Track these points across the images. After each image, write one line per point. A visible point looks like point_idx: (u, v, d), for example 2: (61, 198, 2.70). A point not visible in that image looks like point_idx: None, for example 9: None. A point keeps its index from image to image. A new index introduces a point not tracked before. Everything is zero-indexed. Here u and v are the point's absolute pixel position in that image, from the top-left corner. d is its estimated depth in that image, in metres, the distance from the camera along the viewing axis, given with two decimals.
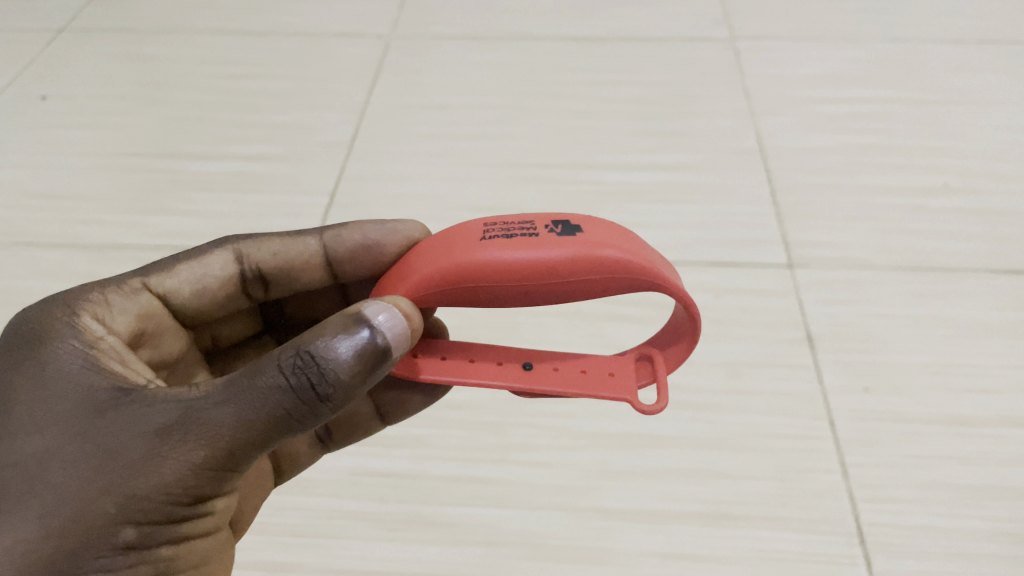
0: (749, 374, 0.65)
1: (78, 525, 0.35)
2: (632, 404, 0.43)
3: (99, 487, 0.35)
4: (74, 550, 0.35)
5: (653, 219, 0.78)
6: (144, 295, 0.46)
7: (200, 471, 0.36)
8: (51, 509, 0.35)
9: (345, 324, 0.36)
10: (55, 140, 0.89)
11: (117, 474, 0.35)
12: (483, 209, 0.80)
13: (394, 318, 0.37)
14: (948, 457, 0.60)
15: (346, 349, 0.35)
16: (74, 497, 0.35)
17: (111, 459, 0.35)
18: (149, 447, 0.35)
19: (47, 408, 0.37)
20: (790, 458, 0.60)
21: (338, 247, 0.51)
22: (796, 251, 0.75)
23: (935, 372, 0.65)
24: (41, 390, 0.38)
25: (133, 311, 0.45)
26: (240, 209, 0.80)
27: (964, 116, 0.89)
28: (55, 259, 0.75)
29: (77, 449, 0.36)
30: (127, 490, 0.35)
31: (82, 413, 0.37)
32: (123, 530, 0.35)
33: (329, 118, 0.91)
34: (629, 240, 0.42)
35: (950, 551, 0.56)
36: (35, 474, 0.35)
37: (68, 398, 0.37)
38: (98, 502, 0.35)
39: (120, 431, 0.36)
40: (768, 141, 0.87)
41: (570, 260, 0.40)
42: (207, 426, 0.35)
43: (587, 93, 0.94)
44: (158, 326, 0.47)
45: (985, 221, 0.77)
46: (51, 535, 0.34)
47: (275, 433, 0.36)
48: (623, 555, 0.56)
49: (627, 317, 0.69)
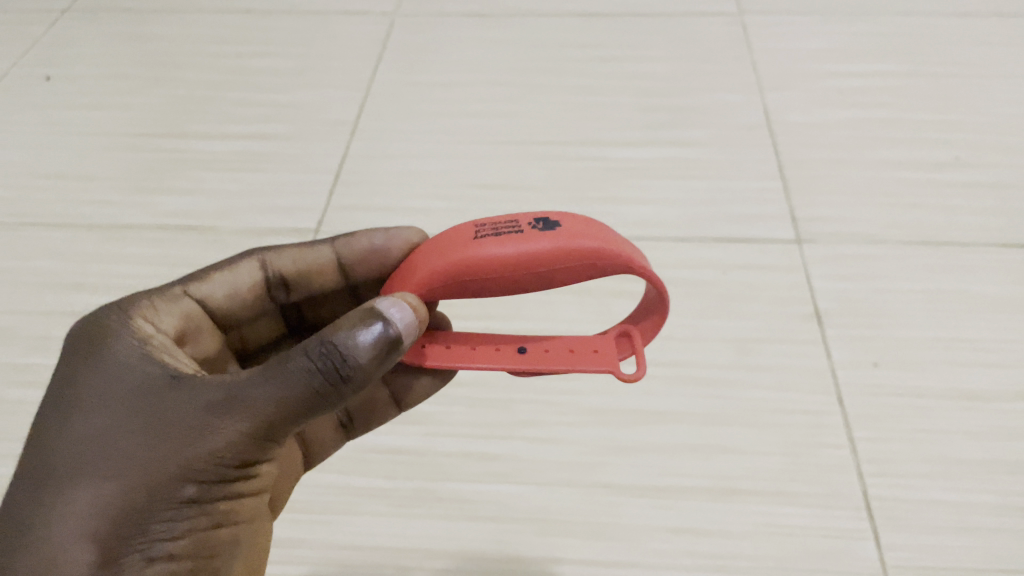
0: (756, 350, 0.65)
1: (126, 502, 0.35)
2: (616, 373, 0.43)
3: (144, 464, 0.35)
4: (139, 510, 0.35)
5: (660, 196, 0.78)
6: (186, 299, 0.47)
7: (247, 441, 0.36)
8: (100, 487, 0.35)
9: (361, 315, 0.37)
10: (60, 121, 0.89)
11: (161, 451, 0.35)
12: (488, 186, 0.79)
13: (405, 314, 0.38)
14: (957, 432, 0.59)
15: (364, 335, 0.36)
16: (120, 473, 0.35)
17: (157, 438, 0.36)
18: (199, 420, 0.36)
19: (98, 396, 0.38)
20: (799, 433, 0.60)
21: (355, 255, 0.50)
22: (805, 226, 0.74)
23: (946, 346, 0.65)
24: (98, 376, 0.38)
25: (176, 311, 0.46)
26: (246, 187, 0.80)
27: (975, 89, 0.89)
28: (62, 238, 0.75)
29: (131, 424, 0.36)
30: (171, 465, 0.35)
31: (130, 401, 0.37)
32: (182, 492, 0.36)
33: (334, 96, 0.91)
34: (607, 233, 0.42)
35: (958, 525, 0.55)
36: (97, 447, 0.36)
37: (120, 385, 0.38)
38: (143, 478, 0.35)
39: (164, 412, 0.36)
40: (776, 117, 0.86)
41: (547, 252, 0.40)
42: (250, 402, 0.36)
43: (595, 69, 0.94)
44: (199, 328, 0.47)
45: (996, 195, 0.76)
46: (104, 510, 0.35)
47: (305, 412, 0.36)
48: (632, 531, 0.56)
49: (635, 294, 0.69)
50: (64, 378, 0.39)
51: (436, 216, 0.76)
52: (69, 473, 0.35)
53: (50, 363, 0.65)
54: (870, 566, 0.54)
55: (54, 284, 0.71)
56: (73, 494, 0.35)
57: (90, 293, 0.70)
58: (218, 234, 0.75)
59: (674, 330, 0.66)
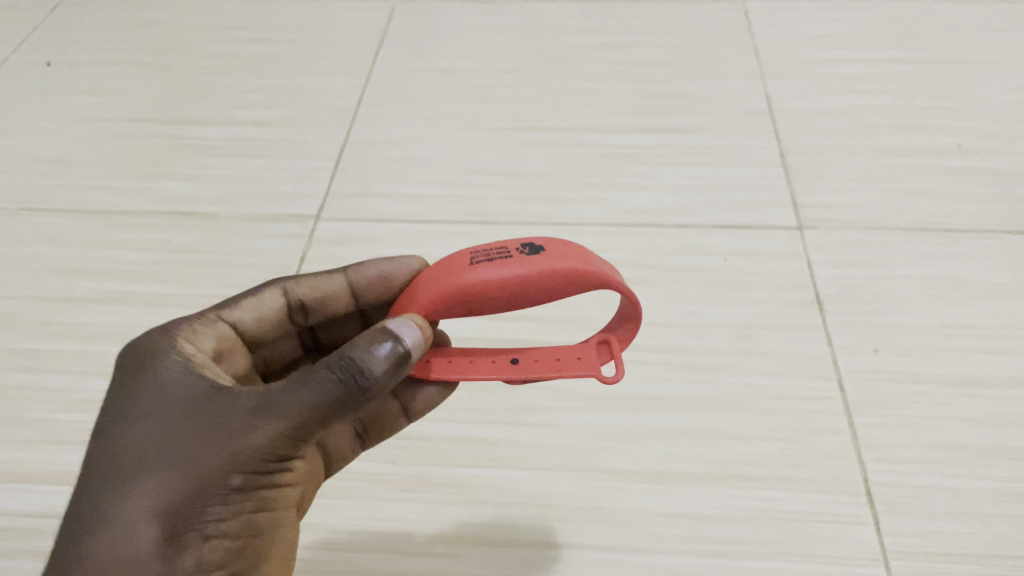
0: (756, 336, 0.65)
1: (177, 502, 0.37)
2: (597, 376, 0.44)
3: (191, 465, 0.37)
4: (192, 503, 0.37)
5: (661, 183, 0.77)
6: (220, 324, 0.47)
7: (283, 441, 0.38)
8: (153, 488, 0.37)
9: (374, 334, 0.39)
10: (60, 107, 0.88)
11: (206, 452, 0.37)
12: (489, 172, 0.79)
13: (416, 333, 0.40)
14: (958, 418, 0.59)
15: (380, 348, 0.38)
16: (170, 475, 0.37)
17: (201, 442, 0.38)
18: (240, 423, 0.38)
19: (147, 408, 0.40)
20: (799, 419, 0.60)
21: (367, 287, 0.50)
22: (806, 213, 0.74)
23: (946, 332, 0.64)
24: (146, 389, 0.40)
25: (213, 333, 0.46)
26: (247, 173, 0.80)
27: (978, 76, 0.88)
28: (61, 224, 0.75)
29: (180, 428, 0.38)
30: (214, 466, 0.37)
31: (177, 410, 0.39)
32: (227, 487, 0.37)
33: (334, 83, 0.90)
34: (586, 255, 0.43)
35: (959, 511, 0.55)
36: (150, 449, 0.38)
37: (166, 397, 0.40)
38: (192, 477, 0.37)
39: (207, 419, 0.38)
40: (778, 103, 0.86)
41: (526, 274, 0.42)
42: (282, 406, 0.37)
43: (596, 55, 0.93)
44: (232, 350, 0.47)
45: (998, 182, 0.76)
46: (157, 510, 0.36)
47: (331, 418, 0.38)
48: (631, 516, 0.55)
49: (635, 281, 0.69)
50: (116, 392, 0.41)
51: (436, 202, 0.76)
52: (128, 471, 0.37)
53: (50, 349, 0.65)
54: (869, 551, 0.53)
55: (54, 270, 0.71)
56: (132, 491, 0.37)
57: (89, 278, 0.70)
58: (218, 221, 0.75)
59: (675, 316, 0.66)
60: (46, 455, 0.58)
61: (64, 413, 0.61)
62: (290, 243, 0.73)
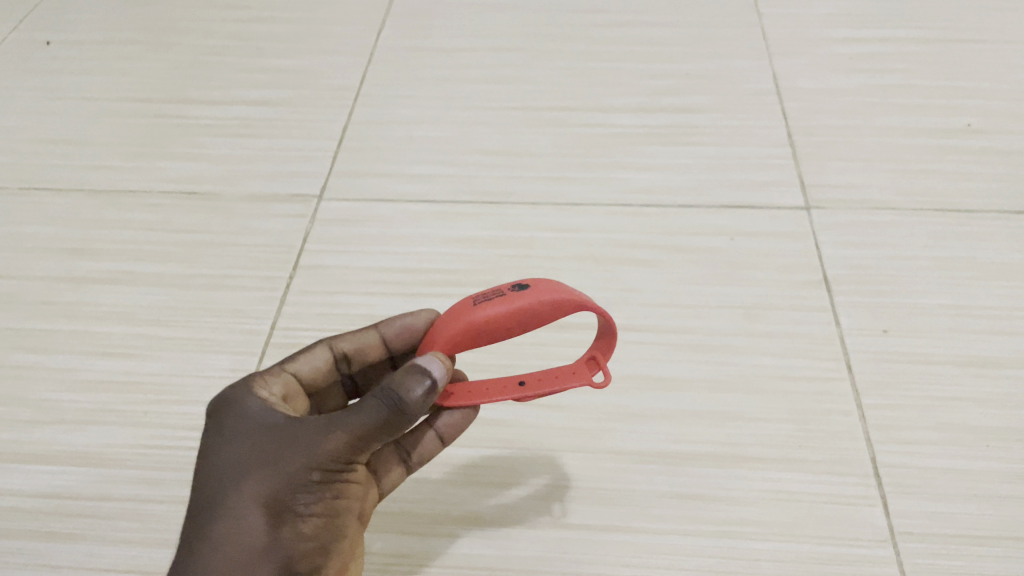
0: (763, 317, 0.64)
1: (264, 512, 0.41)
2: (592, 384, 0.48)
3: (272, 478, 0.41)
4: (284, 505, 0.41)
5: (666, 163, 0.77)
6: (285, 375, 0.48)
7: (352, 449, 0.41)
8: (242, 499, 0.41)
9: (410, 367, 0.43)
10: (60, 86, 0.88)
11: (284, 464, 0.41)
12: (493, 152, 0.78)
13: (442, 366, 0.44)
14: (967, 399, 0.59)
15: (418, 378, 0.42)
16: (255, 487, 0.41)
17: (278, 458, 0.41)
18: (313, 436, 0.41)
19: (229, 427, 0.43)
20: (807, 400, 0.59)
21: (400, 338, 0.51)
22: (813, 193, 0.73)
23: (956, 313, 0.64)
24: (225, 415, 0.44)
25: (280, 380, 0.47)
26: (248, 153, 0.79)
27: (987, 55, 0.87)
28: (62, 204, 0.75)
29: (262, 444, 0.42)
30: (292, 476, 0.41)
31: (256, 429, 0.43)
32: (310, 489, 0.41)
33: (337, 62, 0.90)
34: (569, 287, 0.47)
35: (968, 492, 0.54)
36: (239, 462, 0.42)
37: (244, 420, 0.43)
38: (274, 489, 0.41)
39: (283, 434, 0.42)
40: (785, 83, 0.85)
41: (516, 309, 0.45)
42: (347, 421, 0.41)
43: (601, 34, 0.92)
44: (294, 393, 0.48)
45: (1008, 162, 0.75)
46: (255, 514, 0.41)
47: (390, 435, 0.42)
48: (637, 497, 0.55)
49: (641, 261, 0.68)
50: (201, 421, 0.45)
51: (440, 183, 0.76)
52: (225, 484, 0.42)
53: (52, 329, 0.64)
54: (877, 532, 0.53)
55: (54, 249, 0.71)
56: (234, 499, 0.41)
57: (90, 259, 0.70)
58: (220, 201, 0.75)
59: (680, 296, 0.66)
60: (46, 435, 0.58)
61: (64, 393, 0.60)
62: (293, 223, 0.72)
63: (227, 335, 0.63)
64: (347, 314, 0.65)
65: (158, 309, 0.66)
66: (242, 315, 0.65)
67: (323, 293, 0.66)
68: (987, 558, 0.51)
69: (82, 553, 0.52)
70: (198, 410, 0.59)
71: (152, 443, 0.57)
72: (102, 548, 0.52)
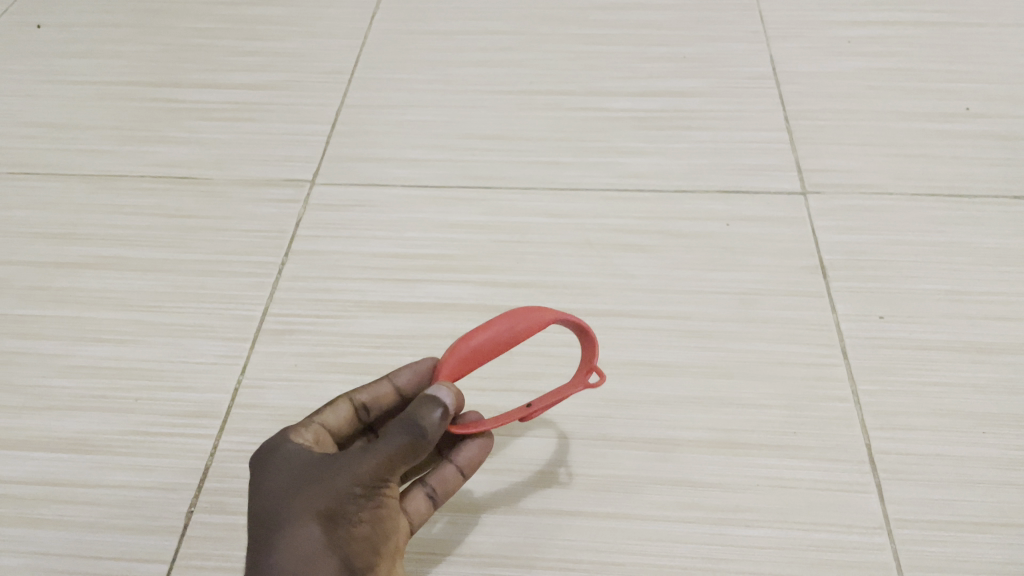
0: (759, 302, 0.64)
1: (314, 530, 0.43)
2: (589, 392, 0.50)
3: (318, 497, 0.44)
4: (331, 524, 0.43)
5: (663, 147, 0.76)
6: (314, 424, 0.49)
7: (384, 470, 0.44)
8: (296, 518, 0.43)
9: (423, 399, 0.45)
10: (51, 69, 0.87)
11: (330, 481, 0.44)
12: (488, 137, 0.78)
13: (451, 392, 0.45)
14: (964, 385, 0.58)
15: (435, 406, 0.44)
16: (303, 513, 0.43)
17: (319, 485, 0.44)
18: (349, 463, 0.44)
19: (273, 461, 0.46)
20: (802, 385, 0.59)
21: (411, 385, 0.51)
22: (810, 178, 0.73)
23: (953, 299, 0.63)
24: (266, 457, 0.47)
25: (307, 430, 0.48)
26: (241, 137, 0.78)
27: (988, 39, 0.86)
28: (52, 188, 0.74)
29: (304, 475, 0.45)
30: (339, 492, 0.44)
31: (300, 458, 0.46)
32: (353, 508, 0.44)
33: (331, 46, 0.89)
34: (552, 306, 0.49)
35: (964, 478, 0.54)
36: (287, 493, 0.44)
37: (285, 458, 0.46)
38: (325, 504, 0.43)
39: (323, 460, 0.45)
40: (782, 67, 0.84)
41: (508, 326, 0.48)
42: (377, 447, 0.44)
43: (598, 17, 0.92)
44: (321, 440, 0.48)
45: (1007, 146, 0.74)
46: (308, 536, 0.43)
47: (416, 457, 0.44)
48: (631, 483, 0.54)
49: (637, 247, 0.68)
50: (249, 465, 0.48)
51: (434, 167, 0.75)
52: (275, 513, 0.44)
53: (42, 314, 0.64)
54: (872, 519, 0.52)
55: (45, 234, 0.70)
56: (285, 526, 0.43)
57: (81, 243, 0.69)
58: (212, 185, 0.74)
59: (676, 282, 0.65)
60: (36, 421, 0.57)
61: (54, 379, 0.60)
62: (285, 208, 0.72)
63: (219, 321, 0.63)
64: (340, 300, 0.64)
65: (149, 294, 0.65)
66: (234, 300, 0.64)
67: (315, 279, 0.66)
68: (982, 545, 0.51)
69: (72, 540, 0.51)
70: (189, 396, 0.58)
71: (143, 429, 0.56)
72: (93, 535, 0.52)
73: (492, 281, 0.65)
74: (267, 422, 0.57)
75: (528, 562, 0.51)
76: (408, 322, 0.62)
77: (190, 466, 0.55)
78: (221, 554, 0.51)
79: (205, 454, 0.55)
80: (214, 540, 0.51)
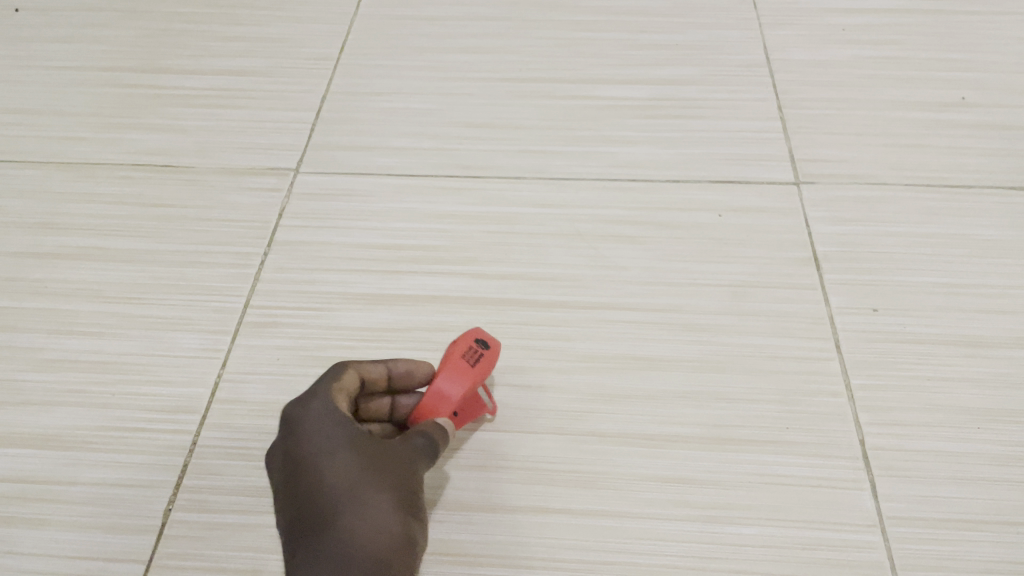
0: (752, 295, 0.62)
1: (398, 508, 0.44)
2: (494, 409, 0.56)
3: (395, 481, 0.45)
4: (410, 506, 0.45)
5: (654, 136, 0.75)
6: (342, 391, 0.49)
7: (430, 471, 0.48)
8: (377, 496, 0.44)
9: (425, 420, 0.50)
10: (30, 54, 0.85)
11: (400, 470, 0.46)
12: (476, 125, 0.76)
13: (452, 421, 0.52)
14: (960, 379, 0.57)
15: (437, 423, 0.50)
16: (387, 492, 0.44)
17: (393, 471, 0.46)
18: (408, 459, 0.47)
19: (316, 446, 0.46)
20: (795, 380, 0.58)
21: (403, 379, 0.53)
22: (804, 168, 0.72)
23: (948, 292, 0.62)
24: (320, 435, 0.46)
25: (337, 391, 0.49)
26: (223, 125, 0.77)
27: (984, 28, 0.85)
28: (29, 176, 0.72)
29: (375, 459, 0.46)
30: (408, 482, 0.46)
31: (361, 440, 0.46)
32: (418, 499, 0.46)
33: (316, 32, 0.87)
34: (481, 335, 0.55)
35: (959, 475, 0.53)
36: (365, 472, 0.45)
37: (345, 437, 0.46)
38: (398, 490, 0.45)
39: (383, 450, 0.46)
40: (776, 54, 0.83)
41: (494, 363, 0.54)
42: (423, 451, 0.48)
43: (590, 4, 0.90)
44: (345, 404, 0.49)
45: (1004, 136, 0.73)
46: (393, 513, 0.44)
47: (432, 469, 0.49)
48: (620, 480, 0.53)
49: (628, 238, 0.67)
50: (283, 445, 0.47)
51: (421, 156, 0.73)
52: (360, 488, 0.44)
53: (17, 306, 0.62)
54: (865, 517, 0.51)
55: (22, 224, 0.68)
56: (372, 501, 0.44)
57: (58, 233, 0.67)
58: (194, 174, 0.72)
59: (667, 274, 0.64)
60: (10, 416, 0.56)
61: (29, 373, 0.58)
62: (268, 198, 0.70)
63: (200, 313, 0.61)
64: (324, 292, 0.63)
65: (127, 286, 0.63)
66: (215, 292, 0.63)
67: (299, 270, 0.64)
68: (978, 544, 0.50)
69: (44, 538, 0.50)
70: (168, 391, 0.57)
71: (120, 425, 0.55)
72: (67, 533, 0.50)
73: (480, 274, 0.64)
74: (248, 417, 0.55)
75: (514, 560, 0.50)
76: (394, 315, 0.61)
77: (169, 463, 0.53)
78: (199, 554, 0.49)
79: (184, 451, 0.54)
80: (192, 540, 0.50)
